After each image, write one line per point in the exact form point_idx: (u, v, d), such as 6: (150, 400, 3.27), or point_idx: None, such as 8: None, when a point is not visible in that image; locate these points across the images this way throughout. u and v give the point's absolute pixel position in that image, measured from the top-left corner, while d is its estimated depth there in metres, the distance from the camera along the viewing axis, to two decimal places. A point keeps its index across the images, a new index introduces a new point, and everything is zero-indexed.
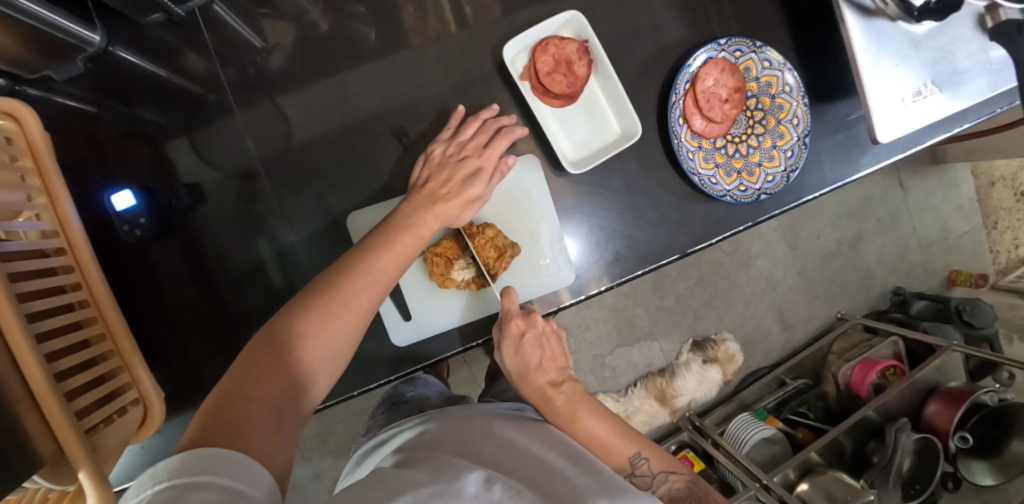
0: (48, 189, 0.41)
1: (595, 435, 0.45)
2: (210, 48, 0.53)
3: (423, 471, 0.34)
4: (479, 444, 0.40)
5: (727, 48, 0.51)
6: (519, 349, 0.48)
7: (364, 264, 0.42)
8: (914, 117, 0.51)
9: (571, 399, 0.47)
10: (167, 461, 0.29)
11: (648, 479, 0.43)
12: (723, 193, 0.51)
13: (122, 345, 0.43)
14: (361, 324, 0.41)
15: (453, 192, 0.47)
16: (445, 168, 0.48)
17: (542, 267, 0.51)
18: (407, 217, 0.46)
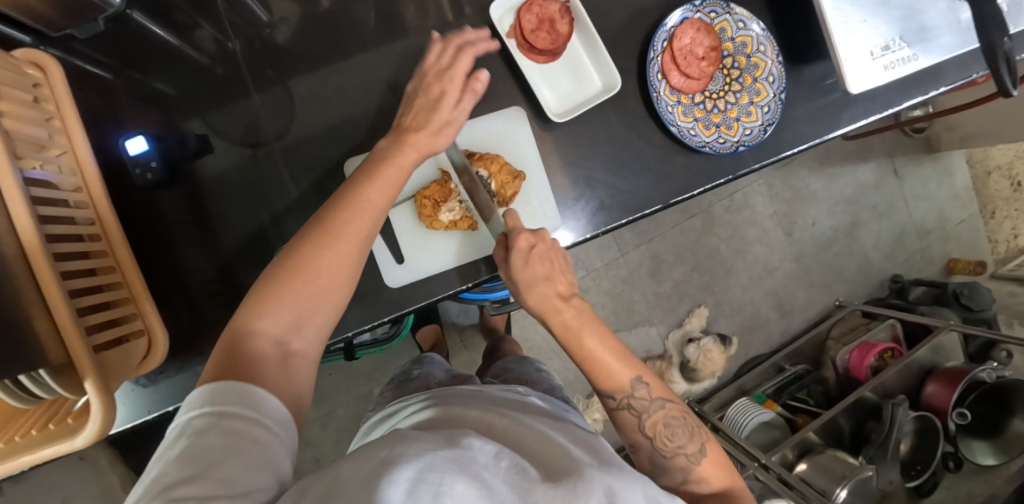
0: (69, 131, 0.45)
1: (596, 350, 0.48)
2: (219, 16, 0.56)
3: (436, 437, 0.32)
4: (489, 412, 0.43)
5: (702, 9, 0.54)
6: (528, 264, 0.48)
7: (351, 200, 0.44)
8: (884, 68, 0.54)
9: (577, 314, 0.48)
10: (197, 392, 0.34)
11: (645, 403, 0.47)
12: (702, 143, 0.54)
13: (130, 279, 0.46)
14: (355, 255, 0.43)
15: (422, 134, 0.47)
16: (422, 103, 0.48)
17: (530, 213, 0.54)
18: (386, 158, 0.46)
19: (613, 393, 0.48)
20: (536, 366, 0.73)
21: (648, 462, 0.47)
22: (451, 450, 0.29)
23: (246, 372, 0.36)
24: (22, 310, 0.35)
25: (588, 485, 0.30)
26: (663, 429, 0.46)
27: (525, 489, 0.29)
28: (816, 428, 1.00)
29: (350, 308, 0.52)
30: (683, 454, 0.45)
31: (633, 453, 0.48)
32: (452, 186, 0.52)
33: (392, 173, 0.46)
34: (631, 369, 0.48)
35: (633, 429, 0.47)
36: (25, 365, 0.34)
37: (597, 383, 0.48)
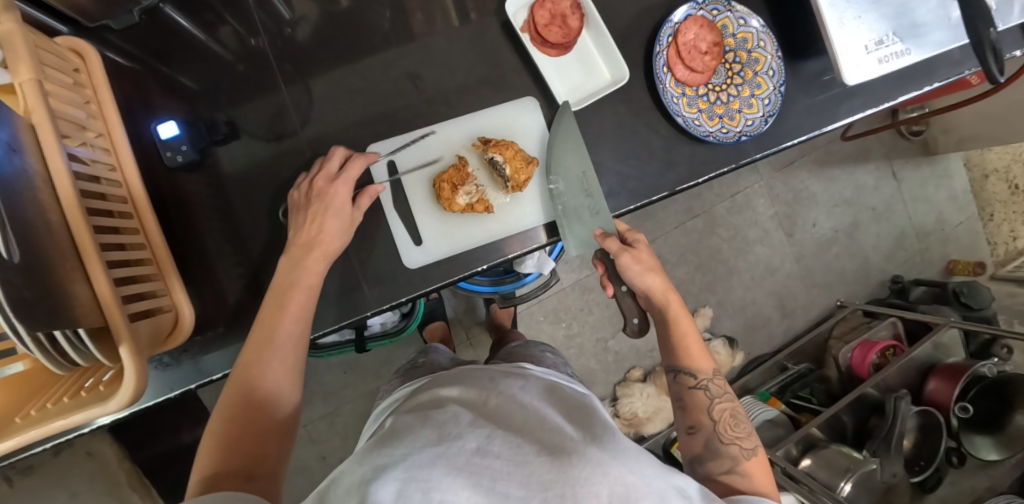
0: (105, 115, 0.48)
1: (692, 334, 0.53)
2: (245, 11, 0.59)
3: (426, 429, 0.36)
4: (487, 383, 0.45)
5: (704, 7, 0.57)
6: (646, 253, 0.53)
7: (279, 298, 0.47)
8: (878, 62, 0.57)
9: (677, 302, 0.53)
10: None
11: (718, 392, 0.51)
12: (707, 133, 0.56)
13: (161, 255, 0.50)
14: (296, 345, 0.47)
15: (324, 205, 0.49)
16: (314, 185, 0.50)
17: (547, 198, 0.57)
18: (295, 256, 0.48)
19: (695, 372, 0.52)
20: (539, 347, 0.75)
21: (701, 446, 0.49)
22: (438, 446, 0.33)
23: (225, 467, 0.41)
24: (65, 272, 0.37)
25: (582, 457, 0.33)
26: (727, 419, 0.50)
27: (522, 462, 0.33)
28: (819, 424, 1.01)
29: (370, 288, 0.54)
30: (739, 445, 0.48)
31: (689, 435, 0.50)
32: (468, 171, 0.56)
33: (311, 266, 0.48)
34: (709, 363, 0.53)
35: (702, 409, 0.50)
36: (71, 323, 0.37)
37: (683, 360, 0.53)
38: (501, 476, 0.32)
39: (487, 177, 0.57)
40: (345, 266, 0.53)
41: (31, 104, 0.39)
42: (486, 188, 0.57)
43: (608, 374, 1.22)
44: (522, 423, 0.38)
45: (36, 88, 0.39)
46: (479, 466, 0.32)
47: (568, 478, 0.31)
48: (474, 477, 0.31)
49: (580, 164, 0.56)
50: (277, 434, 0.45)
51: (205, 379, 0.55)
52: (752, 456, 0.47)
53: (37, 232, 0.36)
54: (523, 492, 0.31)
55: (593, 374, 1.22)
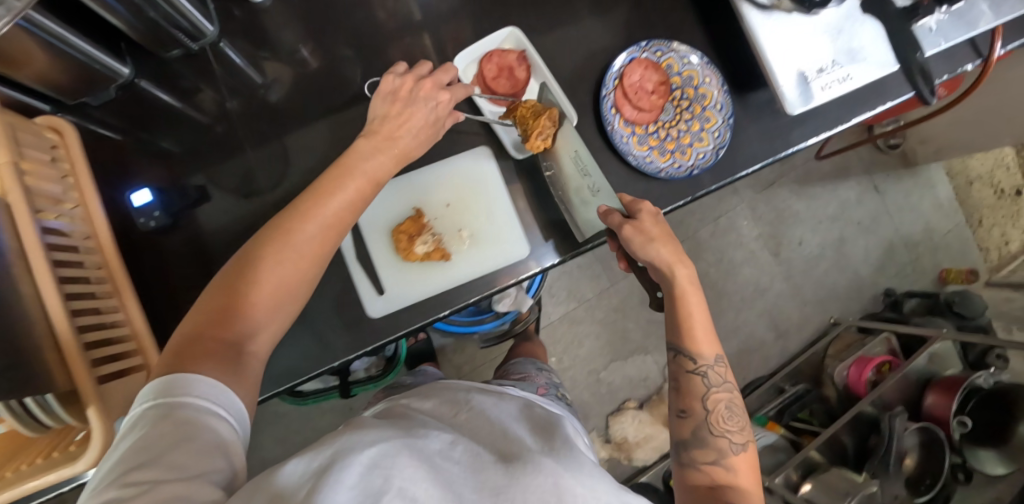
0: (81, 187, 0.51)
1: (697, 313, 0.53)
2: (217, 80, 0.63)
3: (399, 426, 0.38)
4: (461, 399, 0.47)
5: (648, 49, 0.60)
6: (652, 227, 0.52)
7: (339, 177, 0.48)
8: (820, 88, 0.61)
9: (687, 274, 0.52)
10: (158, 382, 0.38)
11: (716, 379, 0.52)
12: (658, 170, 0.59)
13: (133, 317, 0.52)
14: (335, 233, 0.48)
15: (427, 105, 0.53)
16: (420, 88, 0.53)
17: (503, 241, 0.59)
18: (372, 146, 0.51)
19: (695, 356, 0.52)
20: (530, 369, 0.79)
21: (690, 431, 0.50)
22: (407, 439, 0.34)
23: (225, 321, 0.43)
24: (35, 344, 0.40)
25: (536, 465, 0.34)
26: (720, 410, 0.51)
27: (479, 468, 0.33)
28: (818, 446, 0.98)
29: (338, 336, 0.55)
30: (728, 438, 0.50)
31: (679, 418, 0.52)
32: (425, 222, 0.59)
33: (382, 161, 0.51)
34: (714, 350, 0.53)
35: (697, 396, 0.51)
36: (40, 391, 0.39)
37: (686, 342, 0.52)
38: (457, 478, 0.32)
39: (447, 225, 0.60)
40: (313, 317, 0.55)
41: (6, 183, 0.42)
42: (445, 236, 0.59)
43: (603, 407, 1.19)
44: (484, 442, 0.38)
45: (13, 169, 0.42)
46: (441, 463, 0.32)
47: (517, 483, 0.32)
48: (435, 469, 0.31)
49: (572, 145, 0.55)
50: (282, 312, 0.46)
51: None
52: (740, 452, 0.49)
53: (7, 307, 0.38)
54: (477, 494, 0.31)
55: (587, 407, 1.19)
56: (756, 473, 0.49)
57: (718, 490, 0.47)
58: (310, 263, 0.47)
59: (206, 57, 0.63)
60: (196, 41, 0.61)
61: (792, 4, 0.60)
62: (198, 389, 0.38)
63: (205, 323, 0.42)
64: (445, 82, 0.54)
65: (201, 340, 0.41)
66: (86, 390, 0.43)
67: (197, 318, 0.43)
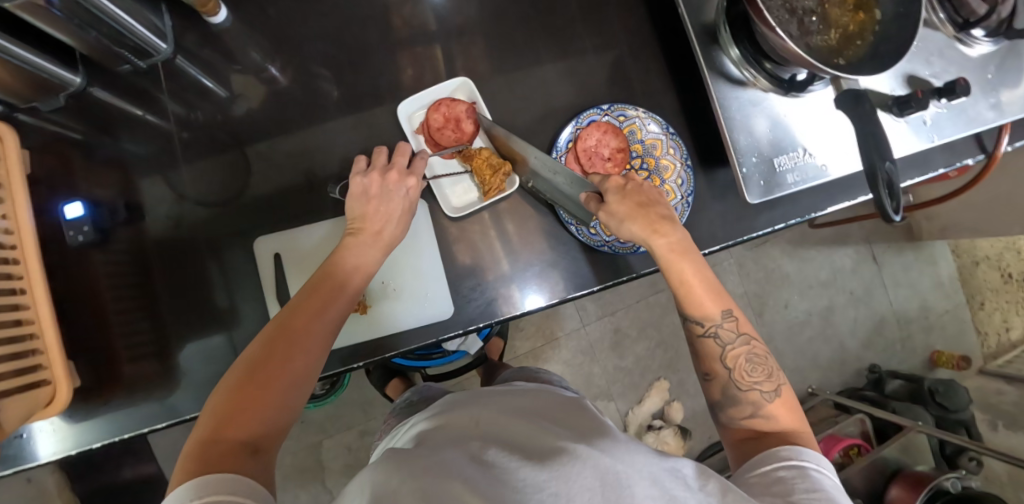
0: (14, 196, 0.52)
1: (693, 275, 0.49)
2: (180, 92, 0.63)
3: (425, 450, 0.37)
4: (479, 408, 0.46)
5: (610, 113, 0.59)
6: (622, 204, 0.49)
7: (336, 266, 0.50)
8: (786, 177, 0.58)
9: (667, 240, 0.49)
10: (184, 488, 0.33)
11: (729, 336, 0.49)
12: (601, 243, 0.58)
13: (46, 329, 0.51)
14: (337, 319, 0.48)
15: (394, 189, 0.54)
16: (388, 178, 0.54)
17: (422, 297, 0.58)
18: (363, 241, 0.52)
19: (703, 320, 0.49)
20: (538, 371, 0.82)
21: (720, 393, 0.50)
22: (433, 465, 0.33)
23: (238, 424, 0.39)
24: None
25: (572, 456, 0.33)
26: (742, 365, 0.49)
27: (511, 470, 0.32)
28: None
29: None
30: (758, 390, 0.48)
31: (707, 380, 0.51)
32: None
33: (371, 252, 0.52)
34: (723, 305, 0.49)
35: (714, 358, 0.49)
36: None
37: (688, 309, 0.50)
38: (497, 485, 0.31)
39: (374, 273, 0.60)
40: None
41: None
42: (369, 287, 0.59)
43: None
44: (520, 442, 0.37)
45: None
46: (475, 474, 0.32)
47: (560, 475, 0.31)
48: (472, 483, 0.30)
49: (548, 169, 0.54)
50: (288, 412, 0.43)
51: (90, 445, 0.57)
52: (772, 399, 0.46)
53: None
54: (517, 493, 0.30)
55: None
56: (799, 412, 0.47)
57: (758, 441, 0.46)
58: (317, 350, 0.46)
59: (157, 75, 0.63)
60: (144, 59, 0.61)
61: (769, 83, 0.58)
62: (233, 481, 0.34)
63: (216, 425, 0.38)
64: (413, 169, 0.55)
65: (216, 447, 0.37)
66: None
67: (203, 426, 0.39)
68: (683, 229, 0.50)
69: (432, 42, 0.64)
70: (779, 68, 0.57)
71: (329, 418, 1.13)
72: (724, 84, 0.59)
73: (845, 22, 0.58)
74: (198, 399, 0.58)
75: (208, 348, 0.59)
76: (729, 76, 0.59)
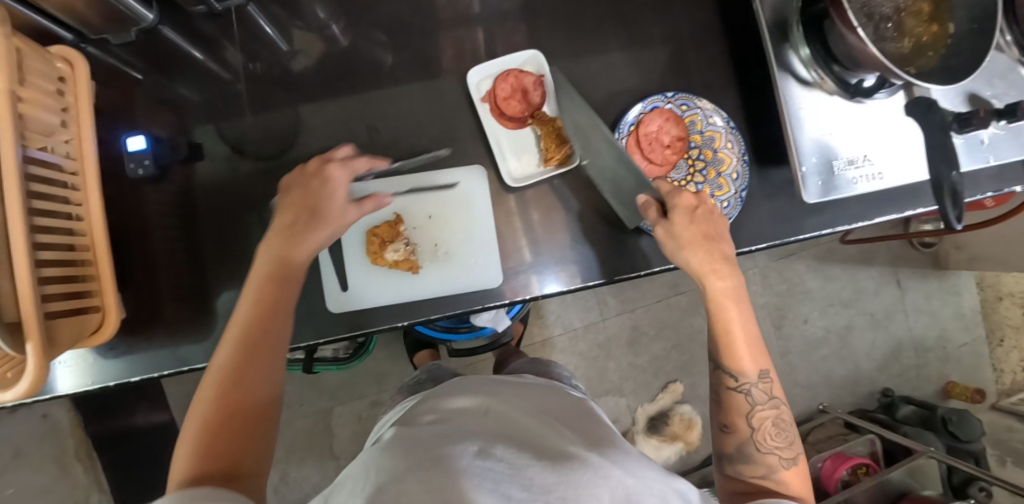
0: (78, 122, 0.52)
1: (737, 323, 0.50)
2: (245, 41, 0.63)
3: (434, 434, 0.40)
4: (489, 392, 0.50)
5: (673, 101, 0.58)
6: (689, 228, 0.52)
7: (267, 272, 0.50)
8: (845, 181, 0.58)
9: (723, 280, 0.51)
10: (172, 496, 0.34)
11: (760, 398, 0.50)
12: (654, 228, 0.57)
13: (100, 257, 0.52)
14: (282, 323, 0.49)
15: (320, 185, 0.53)
16: (307, 168, 0.54)
17: (470, 267, 0.59)
18: (275, 243, 0.51)
19: (737, 375, 0.50)
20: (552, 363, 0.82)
21: (734, 447, 0.50)
22: (446, 449, 0.36)
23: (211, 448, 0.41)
24: None
25: (584, 463, 0.37)
26: (767, 427, 0.49)
27: (520, 467, 0.35)
28: None
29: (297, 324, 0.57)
30: (777, 455, 0.48)
31: (721, 432, 0.51)
32: (401, 229, 0.59)
33: (294, 255, 0.51)
34: (760, 364, 0.50)
35: (741, 414, 0.50)
36: None
37: (726, 359, 0.50)
38: (505, 481, 0.34)
39: (423, 234, 0.60)
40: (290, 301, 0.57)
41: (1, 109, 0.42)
42: (419, 246, 0.59)
43: None
44: (526, 439, 0.40)
45: (9, 96, 0.43)
46: (487, 467, 0.34)
47: (566, 480, 0.34)
48: (485, 477, 0.33)
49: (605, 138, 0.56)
50: (266, 434, 0.45)
51: (128, 379, 0.57)
52: (789, 467, 0.48)
53: None
54: (525, 492, 0.33)
55: None
56: (807, 481, 0.49)
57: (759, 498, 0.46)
58: (270, 356, 0.47)
59: (227, 19, 0.63)
60: (219, 1, 0.62)
61: (836, 86, 0.57)
62: (215, 489, 0.34)
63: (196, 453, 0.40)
64: (338, 158, 0.55)
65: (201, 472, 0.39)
66: (29, 325, 0.43)
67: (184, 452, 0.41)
68: (738, 272, 0.52)
69: (484, 20, 0.64)
70: (848, 72, 0.56)
71: (341, 385, 1.14)
72: (790, 82, 0.58)
73: (918, 32, 0.58)
74: None
75: None
76: (796, 75, 0.58)
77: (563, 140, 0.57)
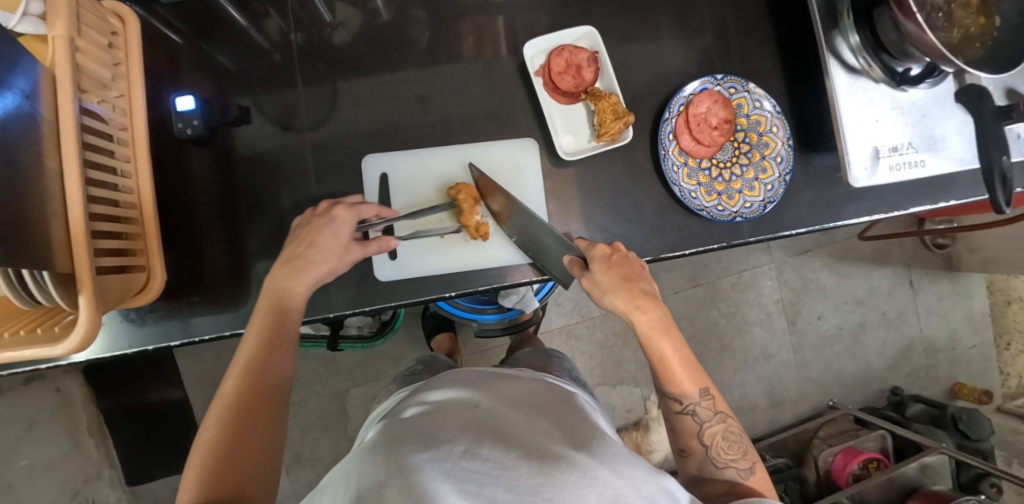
0: (129, 78, 0.51)
1: (672, 352, 0.52)
2: (289, 9, 0.62)
3: (415, 435, 0.37)
4: (484, 381, 0.48)
5: (722, 83, 0.58)
6: (606, 274, 0.53)
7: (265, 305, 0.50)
8: (889, 168, 0.58)
9: (649, 318, 0.51)
10: None
11: (707, 414, 0.51)
12: (701, 207, 0.58)
13: (146, 216, 0.52)
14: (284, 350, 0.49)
15: (325, 225, 0.52)
16: (320, 209, 0.54)
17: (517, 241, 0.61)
18: (282, 271, 0.50)
19: (681, 398, 0.51)
20: (549, 353, 0.82)
21: (695, 469, 0.51)
22: (424, 454, 0.34)
23: (219, 475, 0.41)
24: (45, 226, 0.40)
25: (573, 463, 0.34)
26: (719, 442, 0.51)
27: (506, 467, 0.33)
28: None
29: (339, 292, 0.57)
30: (735, 468, 0.49)
31: (682, 457, 0.53)
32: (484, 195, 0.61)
33: (298, 286, 0.50)
34: (699, 382, 0.52)
35: (692, 435, 0.51)
36: (41, 262, 0.39)
37: (668, 386, 0.52)
38: (489, 482, 0.32)
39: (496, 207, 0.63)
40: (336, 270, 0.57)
41: (59, 56, 0.42)
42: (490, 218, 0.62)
43: None
44: (513, 434, 0.37)
45: (67, 44, 0.42)
46: (466, 470, 0.32)
47: (553, 482, 0.32)
48: (461, 482, 0.32)
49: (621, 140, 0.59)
50: (267, 475, 0.44)
51: (168, 343, 0.57)
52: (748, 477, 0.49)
53: (30, 178, 0.38)
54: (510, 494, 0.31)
55: None
56: (768, 484, 0.50)
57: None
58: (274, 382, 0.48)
59: None
60: None
61: (883, 73, 0.57)
62: None
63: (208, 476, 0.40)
64: (347, 201, 0.55)
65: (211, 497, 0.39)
66: (83, 278, 0.43)
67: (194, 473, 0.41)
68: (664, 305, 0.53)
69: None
70: (895, 60, 0.56)
71: (358, 366, 1.14)
72: (838, 68, 0.58)
73: (966, 24, 0.58)
74: None
75: None
76: (844, 61, 0.58)
77: (618, 115, 0.57)
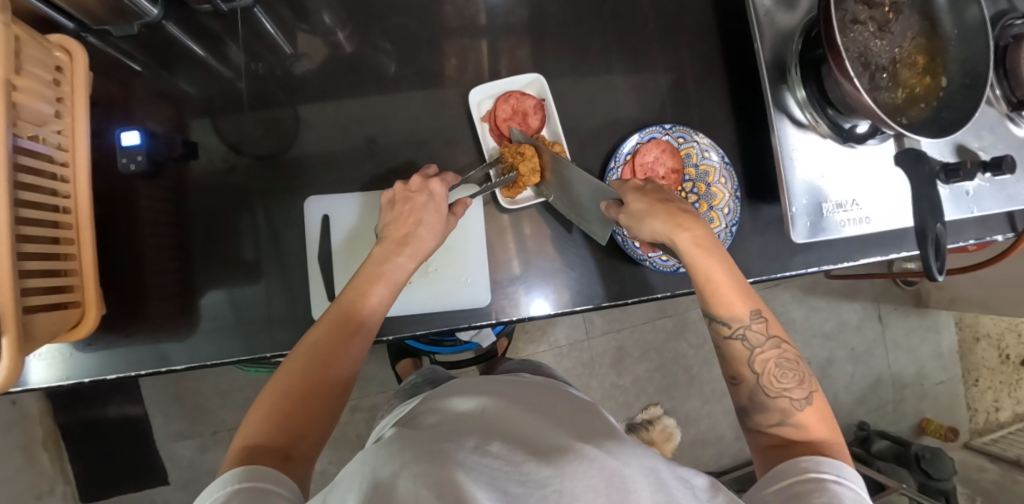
0: (73, 114, 0.51)
1: (719, 272, 0.47)
2: (248, 42, 0.63)
3: (431, 431, 0.34)
4: (492, 387, 0.45)
5: (671, 133, 0.60)
6: (642, 200, 0.49)
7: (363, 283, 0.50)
8: (834, 223, 0.59)
9: (707, 259, 0.47)
10: (235, 471, 0.36)
11: (759, 339, 0.47)
12: (644, 257, 0.60)
13: (84, 252, 0.52)
14: (371, 326, 0.49)
15: (425, 202, 0.54)
16: (409, 185, 0.55)
17: (461, 284, 0.60)
18: (388, 249, 0.52)
19: (729, 321, 0.47)
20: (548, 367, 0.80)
21: (746, 397, 0.47)
22: (434, 444, 0.31)
23: (268, 438, 0.40)
24: None
25: (578, 454, 0.31)
26: (772, 370, 0.46)
27: (516, 461, 0.30)
28: None
29: None
30: (788, 398, 0.45)
31: (733, 386, 0.48)
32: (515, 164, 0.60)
33: (402, 262, 0.52)
34: (751, 305, 0.47)
35: (741, 362, 0.47)
36: None
37: (712, 308, 0.48)
38: (499, 474, 0.29)
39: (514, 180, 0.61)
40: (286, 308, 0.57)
41: None
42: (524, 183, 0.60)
43: None
44: (522, 434, 0.34)
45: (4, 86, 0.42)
46: (480, 462, 0.29)
47: (562, 473, 0.29)
48: (473, 469, 0.28)
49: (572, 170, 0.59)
50: (314, 443, 0.42)
51: (104, 376, 0.57)
52: (803, 408, 0.44)
53: None
54: (521, 488, 0.28)
55: None
56: (833, 423, 0.44)
57: (785, 451, 0.43)
58: (350, 351, 0.47)
59: (233, 19, 0.63)
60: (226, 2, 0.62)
61: (829, 129, 0.59)
62: (266, 471, 0.36)
63: (256, 433, 0.40)
64: (430, 174, 0.57)
65: (252, 451, 0.38)
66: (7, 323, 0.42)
67: (246, 430, 0.41)
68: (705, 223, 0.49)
69: (483, 36, 0.64)
70: (842, 117, 0.58)
71: None
72: (787, 124, 0.59)
73: (912, 83, 0.59)
74: (217, 348, 0.58)
75: (227, 298, 0.59)
76: (793, 117, 0.59)
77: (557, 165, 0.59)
